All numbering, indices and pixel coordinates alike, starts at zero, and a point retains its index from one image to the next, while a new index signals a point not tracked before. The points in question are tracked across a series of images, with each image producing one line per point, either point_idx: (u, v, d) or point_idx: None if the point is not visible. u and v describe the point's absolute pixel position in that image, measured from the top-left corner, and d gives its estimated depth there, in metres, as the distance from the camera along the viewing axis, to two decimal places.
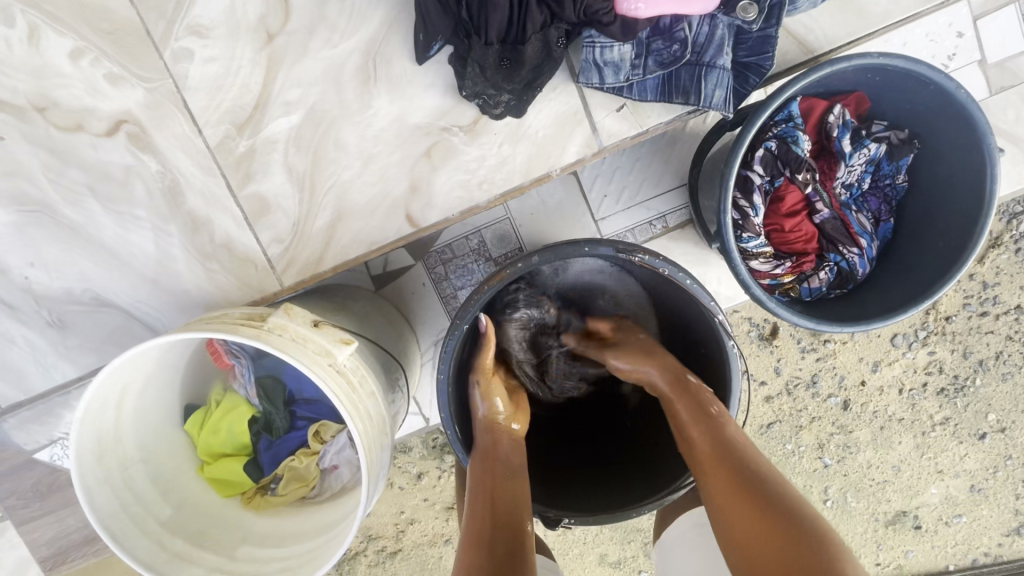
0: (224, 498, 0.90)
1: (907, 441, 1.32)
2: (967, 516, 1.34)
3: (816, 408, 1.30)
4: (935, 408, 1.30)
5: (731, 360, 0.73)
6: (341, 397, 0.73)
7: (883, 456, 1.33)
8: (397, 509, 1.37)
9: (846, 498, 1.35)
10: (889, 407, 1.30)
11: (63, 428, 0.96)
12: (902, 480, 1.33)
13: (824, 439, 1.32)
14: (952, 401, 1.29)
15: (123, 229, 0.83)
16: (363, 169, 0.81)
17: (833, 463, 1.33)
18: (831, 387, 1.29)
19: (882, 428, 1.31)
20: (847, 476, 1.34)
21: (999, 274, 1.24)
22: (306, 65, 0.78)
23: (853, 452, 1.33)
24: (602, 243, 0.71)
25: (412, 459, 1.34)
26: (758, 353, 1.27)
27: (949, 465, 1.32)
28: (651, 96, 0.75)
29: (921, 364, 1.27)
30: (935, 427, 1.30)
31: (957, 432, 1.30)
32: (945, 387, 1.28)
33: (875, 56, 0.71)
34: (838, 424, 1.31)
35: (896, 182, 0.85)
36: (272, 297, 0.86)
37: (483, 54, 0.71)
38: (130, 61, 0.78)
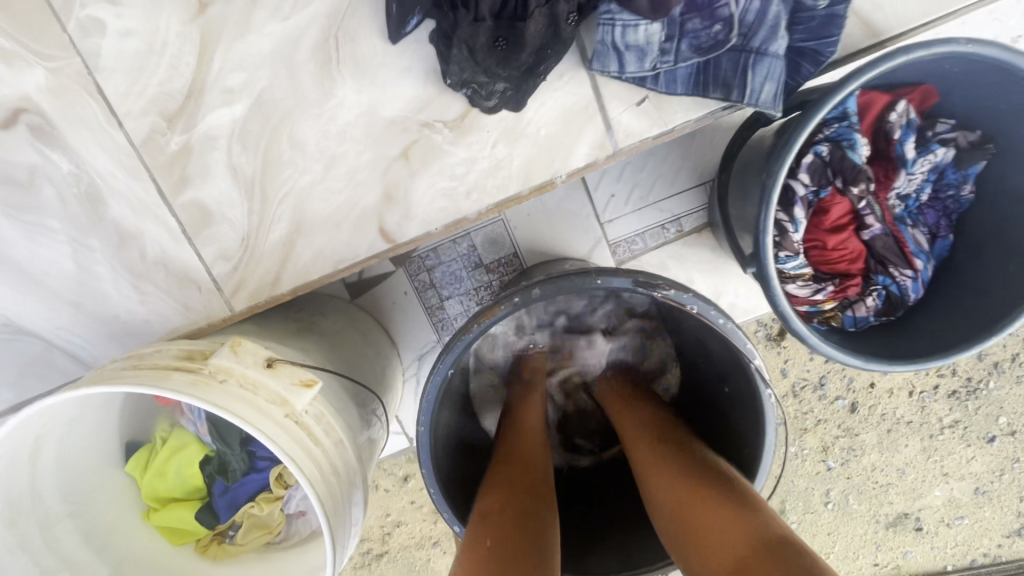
0: (175, 547, 0.79)
1: (913, 444, 1.23)
2: (970, 518, 1.26)
3: (822, 410, 1.22)
4: (944, 410, 1.21)
5: (767, 412, 0.60)
6: (296, 457, 0.60)
7: (888, 458, 1.24)
8: (383, 511, 1.27)
9: (847, 500, 1.26)
10: (897, 410, 1.22)
11: None
12: (907, 482, 1.25)
13: (828, 442, 1.24)
14: (962, 404, 1.21)
15: (33, 243, 0.68)
16: (325, 173, 0.66)
17: (837, 465, 1.25)
18: (839, 389, 1.20)
19: (889, 431, 1.23)
20: (850, 479, 1.25)
21: None
22: (250, 43, 0.62)
23: (857, 454, 1.24)
24: (615, 275, 0.58)
25: (400, 462, 1.24)
26: (765, 353, 1.18)
27: (955, 467, 1.24)
28: (682, 90, 0.60)
29: (933, 365, 1.19)
30: (942, 429, 1.22)
31: (966, 435, 1.22)
32: (957, 389, 1.20)
33: (960, 43, 0.57)
34: (844, 426, 1.23)
35: (960, 194, 0.72)
36: (221, 324, 0.72)
37: (472, 33, 0.57)
38: (25, 34, 0.62)
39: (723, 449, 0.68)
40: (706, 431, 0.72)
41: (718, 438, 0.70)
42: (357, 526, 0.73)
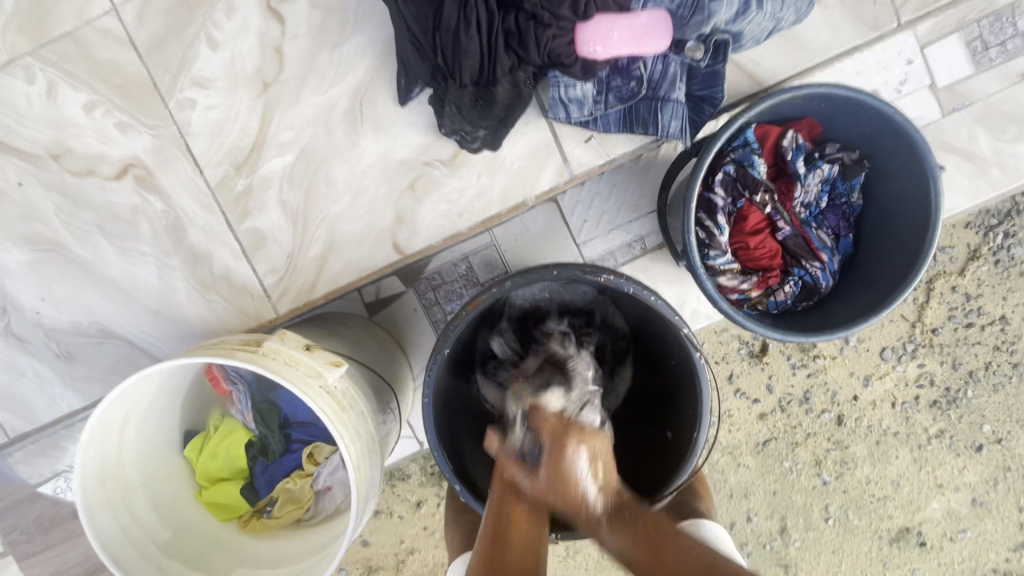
0: (221, 522, 0.93)
1: (904, 455, 1.33)
2: (972, 531, 1.34)
3: (809, 424, 1.32)
4: (928, 420, 1.32)
5: (699, 370, 0.77)
6: (330, 414, 0.77)
7: (881, 471, 1.34)
8: (397, 539, 1.38)
9: (847, 515, 1.35)
10: (883, 420, 1.32)
11: (66, 461, 0.99)
12: (903, 495, 1.34)
13: (820, 456, 1.33)
14: (945, 413, 1.31)
15: (130, 264, 0.89)
16: (352, 202, 0.87)
17: (832, 479, 1.34)
18: (823, 402, 1.32)
19: (878, 442, 1.33)
20: (846, 493, 1.34)
21: (981, 286, 1.27)
22: (298, 110, 0.86)
23: (850, 468, 1.34)
24: (571, 267, 0.76)
25: (411, 486, 1.36)
26: (749, 371, 1.30)
27: (948, 478, 1.33)
28: (615, 129, 0.82)
29: (912, 376, 1.30)
30: (930, 440, 1.32)
31: (953, 444, 1.32)
32: (937, 399, 1.31)
33: (817, 87, 0.78)
34: (833, 439, 1.33)
35: (851, 200, 0.91)
36: (269, 324, 0.91)
37: (458, 95, 0.79)
38: (138, 111, 0.86)
39: (676, 414, 0.84)
40: (662, 401, 0.88)
41: (671, 404, 0.85)
42: (375, 492, 0.87)
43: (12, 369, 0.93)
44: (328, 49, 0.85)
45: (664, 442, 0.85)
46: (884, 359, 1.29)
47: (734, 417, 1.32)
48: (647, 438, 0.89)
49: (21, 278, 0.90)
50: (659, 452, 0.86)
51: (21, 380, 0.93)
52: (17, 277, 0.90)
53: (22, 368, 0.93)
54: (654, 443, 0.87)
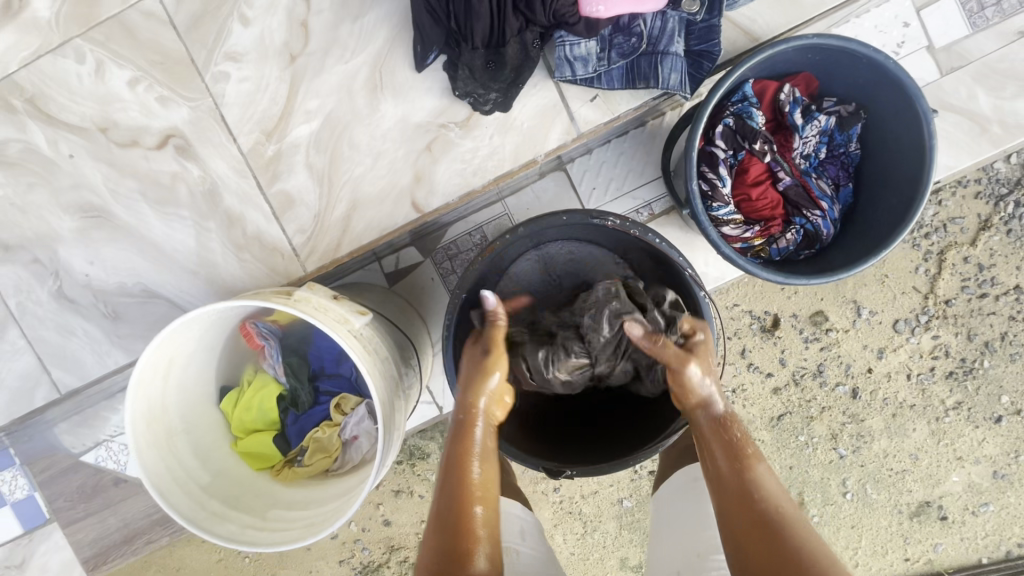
0: (255, 471, 0.99)
1: (921, 428, 1.33)
2: (994, 505, 1.34)
3: (824, 398, 1.33)
4: (945, 392, 1.32)
5: (705, 310, 0.81)
6: (359, 355, 0.83)
7: (899, 444, 1.34)
8: (419, 518, 1.41)
9: (865, 490, 1.35)
10: (899, 393, 1.33)
11: (108, 429, 1.07)
12: (922, 469, 1.34)
13: (836, 430, 1.34)
14: (962, 384, 1.32)
15: (169, 228, 0.96)
16: (373, 165, 0.94)
17: (848, 453, 1.35)
18: (837, 376, 1.32)
19: (895, 415, 1.33)
20: (864, 467, 1.35)
21: (994, 257, 1.28)
22: (323, 80, 0.92)
23: (867, 441, 1.34)
24: (580, 213, 0.81)
25: (432, 465, 1.39)
26: (763, 346, 1.32)
27: (968, 450, 1.33)
28: (618, 84, 0.86)
29: (926, 348, 1.30)
30: (948, 412, 1.33)
31: (971, 416, 1.32)
32: (953, 370, 1.31)
33: (809, 37, 0.82)
34: (849, 412, 1.34)
35: (849, 150, 0.94)
36: (297, 281, 0.97)
37: (471, 58, 0.85)
38: (177, 85, 0.93)
39: None
40: None
41: None
42: (398, 435, 0.92)
43: (63, 329, 1.00)
44: (350, 21, 0.91)
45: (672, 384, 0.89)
46: (897, 331, 1.29)
47: (748, 392, 1.33)
48: None
49: (72, 244, 0.97)
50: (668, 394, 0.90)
51: (71, 340, 1.01)
52: (69, 242, 0.97)
53: (72, 328, 1.00)
54: None
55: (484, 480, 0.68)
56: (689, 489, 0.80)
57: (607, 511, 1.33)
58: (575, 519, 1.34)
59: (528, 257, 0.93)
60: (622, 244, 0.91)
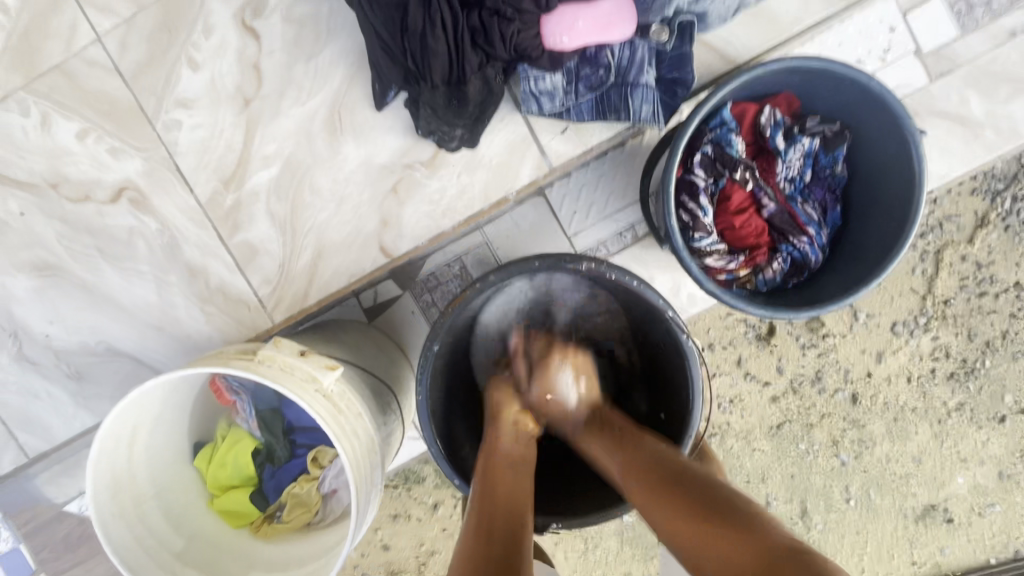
0: (233, 530, 0.95)
1: (924, 431, 1.28)
2: (1001, 505, 1.29)
3: (824, 404, 1.27)
4: (947, 393, 1.27)
5: (688, 355, 0.76)
6: (326, 418, 0.78)
7: (900, 448, 1.28)
8: (417, 541, 1.36)
9: (869, 495, 1.30)
10: (899, 397, 1.27)
11: None
12: (926, 472, 1.29)
13: (837, 436, 1.28)
14: (964, 385, 1.26)
15: (129, 284, 0.92)
16: (337, 208, 0.89)
17: (851, 459, 1.29)
18: (836, 381, 1.26)
19: (896, 419, 1.28)
20: (867, 472, 1.29)
21: (993, 253, 1.22)
22: (279, 123, 0.88)
23: (869, 446, 1.29)
24: (554, 258, 0.77)
25: (428, 489, 1.35)
26: (759, 355, 1.25)
27: (972, 452, 1.28)
28: (588, 117, 0.83)
29: (926, 350, 1.25)
30: (950, 414, 1.27)
31: (974, 417, 1.27)
32: (954, 371, 1.26)
33: (787, 60, 0.77)
34: (849, 418, 1.28)
35: (835, 172, 0.90)
36: (264, 333, 0.93)
37: (432, 97, 0.80)
38: (127, 135, 0.89)
39: (669, 395, 0.84)
40: (659, 381, 0.87)
41: (665, 386, 0.85)
42: (378, 490, 0.89)
43: (27, 392, 0.97)
44: (304, 61, 0.87)
45: (659, 423, 0.86)
46: (895, 334, 1.23)
47: (745, 402, 1.27)
48: (645, 424, 0.89)
49: (29, 304, 0.93)
50: (656, 435, 0.86)
51: (36, 402, 0.97)
52: (27, 303, 0.93)
53: (36, 390, 0.96)
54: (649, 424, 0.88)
55: (506, 523, 0.68)
56: None
57: (607, 527, 1.30)
58: (576, 536, 1.31)
59: (505, 297, 0.89)
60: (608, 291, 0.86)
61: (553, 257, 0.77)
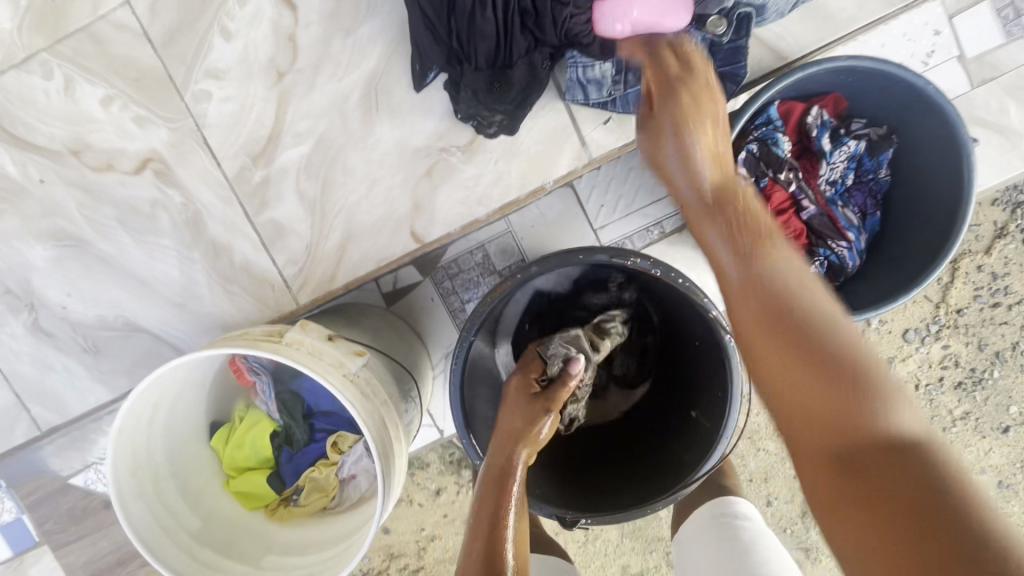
0: (248, 511, 0.94)
1: None
2: None
3: None
4: (953, 402, 1.27)
5: (731, 355, 0.75)
6: (355, 403, 0.77)
7: None
8: (417, 526, 1.36)
9: None
10: None
11: (97, 452, 0.99)
12: None
13: None
14: (971, 395, 1.26)
15: (151, 258, 0.90)
16: (369, 192, 0.87)
17: None
18: None
19: None
20: None
21: (1008, 264, 1.21)
22: (313, 99, 0.85)
23: None
24: (597, 251, 0.75)
25: (431, 475, 1.34)
26: None
27: (974, 460, 1.28)
28: (634, 109, 0.81)
29: (935, 358, 1.25)
30: (955, 423, 1.27)
31: (979, 426, 1.27)
32: (962, 380, 1.26)
33: (844, 60, 0.76)
34: None
35: (878, 177, 0.88)
36: (289, 315, 0.91)
37: (473, 79, 0.78)
38: (154, 104, 0.86)
39: (701, 393, 0.83)
40: (693, 377, 0.86)
41: (696, 383, 0.84)
42: (400, 479, 0.88)
43: (41, 364, 0.94)
44: (342, 35, 0.84)
45: (688, 421, 0.85)
46: (906, 340, 1.23)
47: None
48: (673, 421, 0.88)
49: (46, 275, 0.91)
50: (682, 432, 0.85)
51: (50, 375, 0.95)
52: (44, 273, 0.91)
53: (51, 362, 0.94)
54: (677, 421, 0.87)
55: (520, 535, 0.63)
56: (714, 524, 0.85)
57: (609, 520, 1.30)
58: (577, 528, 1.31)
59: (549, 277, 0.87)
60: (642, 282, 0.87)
61: (601, 247, 0.75)
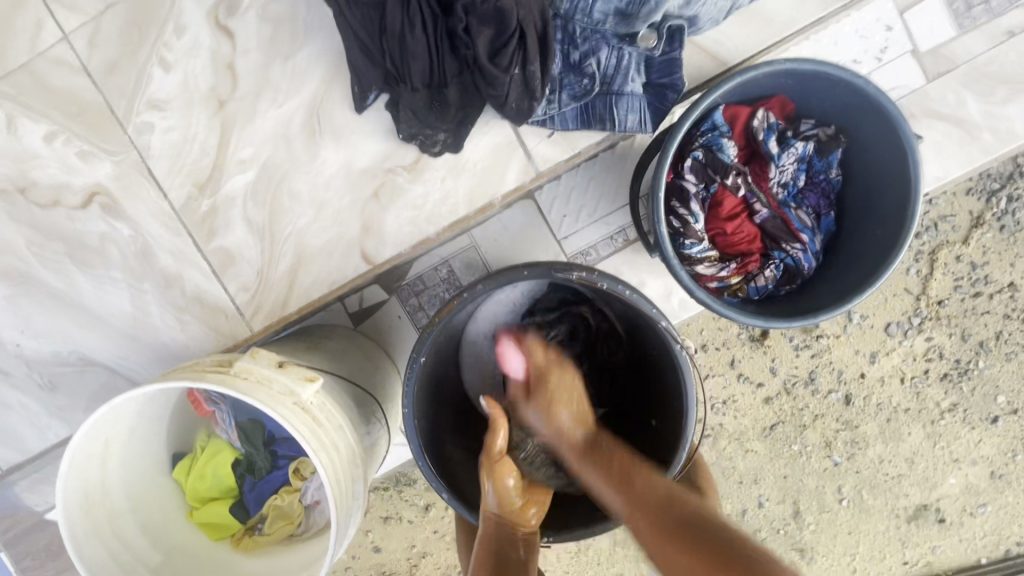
0: (213, 542, 0.93)
1: (916, 432, 1.26)
2: (992, 504, 1.28)
3: (818, 405, 1.25)
4: (940, 394, 1.25)
5: (682, 365, 0.74)
6: (303, 432, 0.75)
7: (894, 449, 1.27)
8: (408, 543, 1.34)
9: (861, 496, 1.29)
10: (893, 398, 1.25)
11: None
12: (918, 473, 1.28)
13: (830, 437, 1.27)
14: (957, 386, 1.24)
15: (102, 291, 0.89)
16: (317, 215, 0.87)
17: (843, 460, 1.27)
18: (830, 382, 1.24)
19: (889, 420, 1.26)
20: (859, 473, 1.28)
21: (987, 253, 1.20)
22: (256, 126, 0.85)
23: (861, 447, 1.27)
24: (541, 266, 0.74)
25: (419, 491, 1.32)
26: (752, 356, 1.23)
27: (964, 452, 1.26)
28: (572, 126, 0.82)
29: (920, 351, 1.23)
30: (943, 415, 1.25)
31: (968, 417, 1.25)
32: (947, 372, 1.24)
33: (782, 63, 0.75)
34: (842, 419, 1.26)
35: (830, 177, 0.88)
36: (243, 343, 0.90)
37: (411, 99, 0.77)
38: (97, 138, 0.85)
39: (661, 402, 0.82)
40: (652, 386, 0.85)
41: (658, 393, 0.83)
42: (359, 505, 0.86)
43: None
44: (280, 61, 0.83)
45: (650, 430, 0.83)
46: (889, 335, 1.21)
47: (738, 403, 1.25)
48: (635, 435, 0.86)
49: None
50: (646, 444, 0.83)
51: (7, 414, 0.94)
52: None
53: (8, 401, 0.93)
54: (641, 434, 0.85)
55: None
56: None
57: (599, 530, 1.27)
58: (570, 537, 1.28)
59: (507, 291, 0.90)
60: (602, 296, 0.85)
61: (547, 261, 0.74)
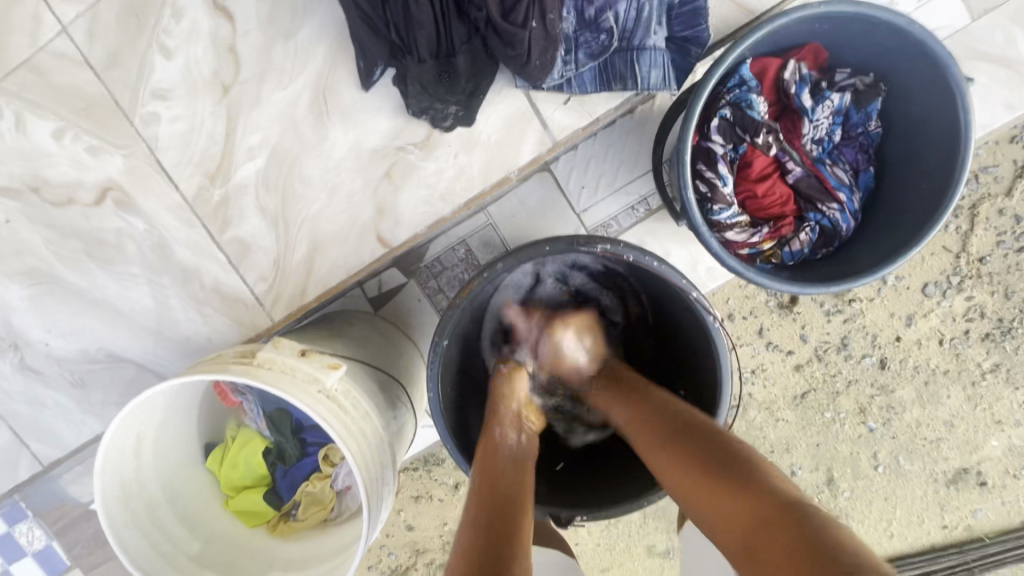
0: (250, 529, 0.94)
1: (956, 395, 1.17)
2: None
3: (851, 370, 1.16)
4: (982, 355, 1.15)
5: (716, 336, 0.70)
6: (329, 419, 0.74)
7: (932, 412, 1.18)
8: (440, 520, 1.31)
9: (898, 462, 1.20)
10: (931, 359, 1.15)
11: None
12: (957, 436, 1.18)
13: (864, 403, 1.18)
14: (999, 345, 1.14)
15: (123, 287, 0.89)
16: (330, 200, 0.85)
17: (879, 426, 1.19)
18: (863, 347, 1.15)
19: (927, 383, 1.16)
20: (896, 438, 1.19)
21: None
22: (262, 110, 0.82)
23: (898, 412, 1.18)
24: (564, 240, 0.70)
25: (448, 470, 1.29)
26: (780, 322, 1.14)
27: (1007, 413, 1.17)
28: (591, 88, 0.78)
29: (960, 311, 1.13)
30: (984, 375, 1.16)
31: (1011, 377, 1.16)
32: (989, 332, 1.14)
33: (816, 5, 0.69)
34: (877, 384, 1.17)
35: (868, 130, 0.82)
36: (265, 332, 0.89)
37: (419, 71, 0.73)
38: (104, 132, 0.84)
39: (691, 374, 0.79)
40: (681, 358, 0.82)
41: (687, 364, 0.80)
42: (389, 488, 0.86)
43: (33, 402, 0.95)
44: (282, 40, 0.80)
45: (679, 401, 0.81)
46: (925, 296, 1.12)
47: (767, 371, 1.16)
48: None
49: (24, 313, 0.91)
50: None
51: (43, 412, 0.96)
52: (22, 313, 0.91)
53: (42, 399, 0.95)
54: None
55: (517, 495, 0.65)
56: None
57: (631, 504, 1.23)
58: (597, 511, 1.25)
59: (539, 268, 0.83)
60: (636, 274, 0.80)
61: (570, 236, 0.70)
